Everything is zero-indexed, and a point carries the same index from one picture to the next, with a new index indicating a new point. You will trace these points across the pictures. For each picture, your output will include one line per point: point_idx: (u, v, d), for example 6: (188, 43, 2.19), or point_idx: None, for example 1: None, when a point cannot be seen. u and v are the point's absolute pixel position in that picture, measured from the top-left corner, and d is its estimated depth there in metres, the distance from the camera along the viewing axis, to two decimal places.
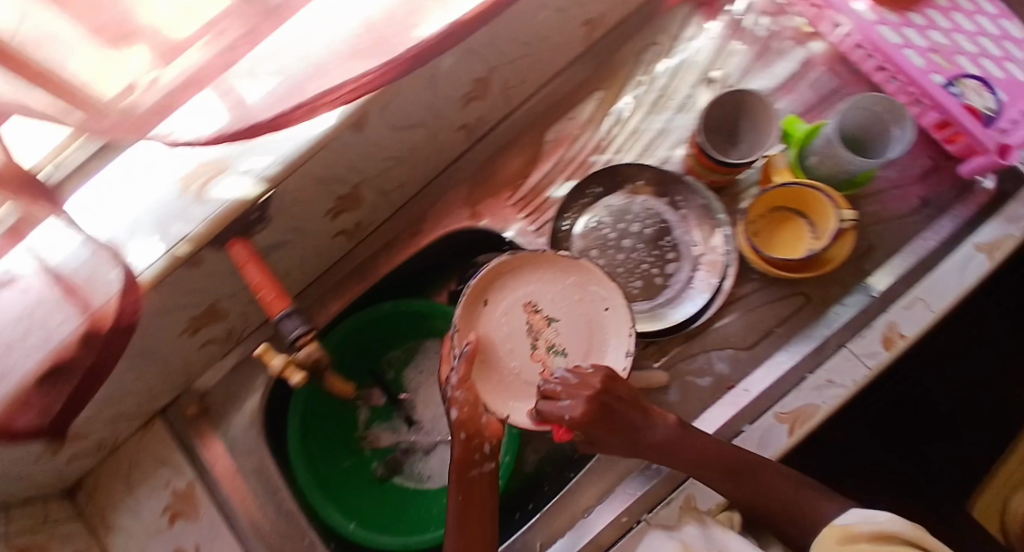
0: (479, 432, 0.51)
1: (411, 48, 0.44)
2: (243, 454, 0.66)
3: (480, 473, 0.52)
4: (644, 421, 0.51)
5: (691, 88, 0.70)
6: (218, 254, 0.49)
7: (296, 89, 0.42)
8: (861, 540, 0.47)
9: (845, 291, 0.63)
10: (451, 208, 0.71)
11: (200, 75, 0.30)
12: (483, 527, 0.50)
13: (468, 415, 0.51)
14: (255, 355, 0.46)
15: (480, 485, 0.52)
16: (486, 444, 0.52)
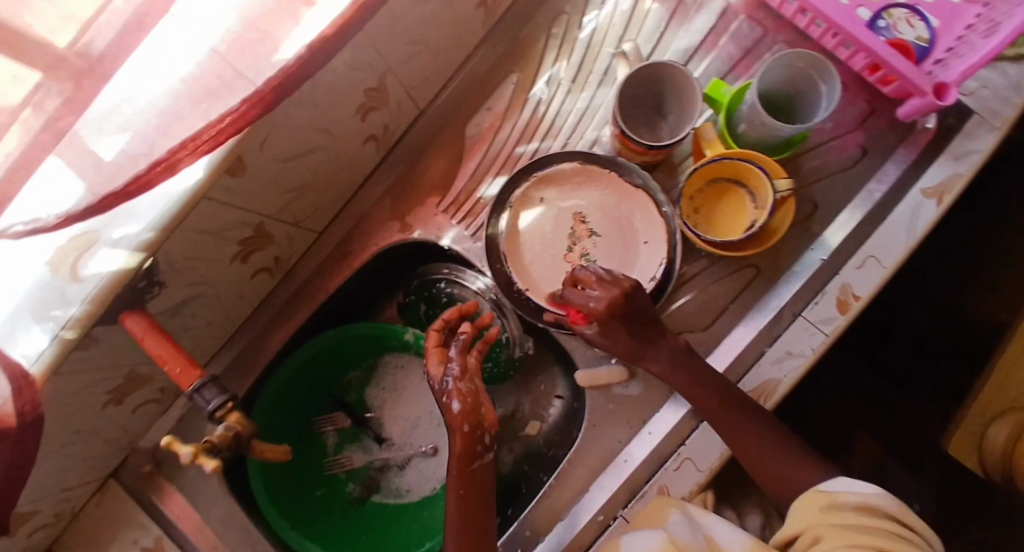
0: (482, 418, 0.52)
1: (272, 78, 0.40)
2: (206, 503, 0.65)
3: (481, 464, 0.53)
4: (654, 340, 0.56)
5: (609, 61, 0.65)
6: (114, 327, 0.46)
7: (152, 143, 0.39)
8: (844, 509, 0.46)
9: (797, 255, 0.60)
10: (379, 222, 0.67)
11: (26, 155, 0.36)
12: (484, 520, 0.52)
13: (471, 389, 0.53)
14: (163, 445, 0.43)
15: (481, 470, 0.53)
16: (485, 434, 0.52)
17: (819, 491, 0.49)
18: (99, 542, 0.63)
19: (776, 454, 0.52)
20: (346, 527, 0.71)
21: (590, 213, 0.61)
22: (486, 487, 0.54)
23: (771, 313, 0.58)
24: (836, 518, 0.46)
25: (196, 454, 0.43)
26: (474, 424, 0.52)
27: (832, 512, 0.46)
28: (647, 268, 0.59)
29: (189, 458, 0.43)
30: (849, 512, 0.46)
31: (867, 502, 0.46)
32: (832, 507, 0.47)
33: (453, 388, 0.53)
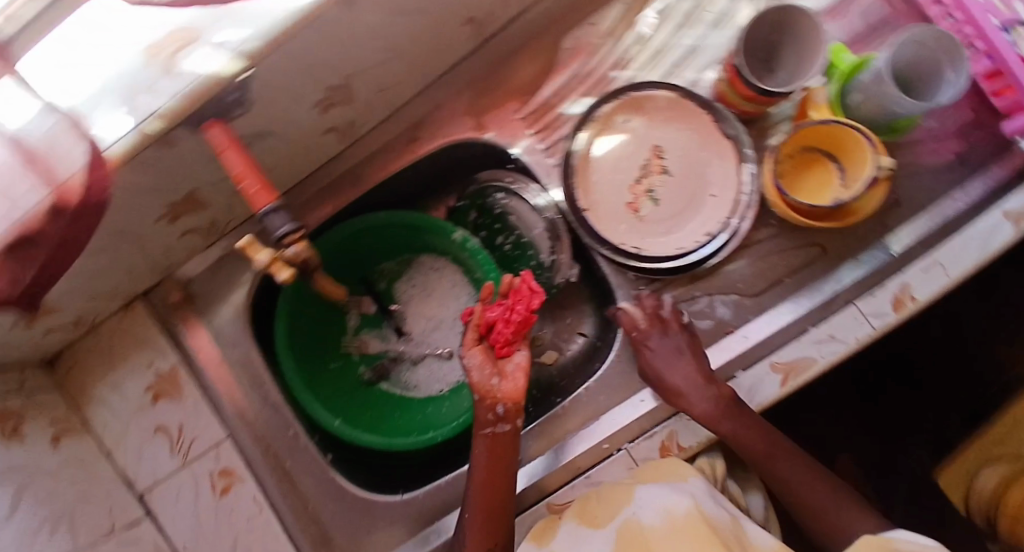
0: (491, 393, 0.59)
1: None
2: (227, 345, 0.66)
3: (494, 430, 0.58)
4: (681, 367, 0.54)
5: (728, 2, 0.60)
6: (193, 136, 0.44)
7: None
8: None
9: (863, 247, 0.59)
10: (452, 117, 0.63)
11: None
12: (505, 475, 0.57)
13: (485, 364, 0.60)
14: (239, 247, 0.44)
15: (498, 440, 0.58)
16: (496, 405, 0.59)
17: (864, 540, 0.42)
18: (115, 356, 0.64)
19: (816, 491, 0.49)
20: (354, 402, 0.73)
21: (670, 150, 0.57)
22: (512, 451, 0.58)
23: (825, 295, 0.58)
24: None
25: (274, 259, 0.44)
26: (485, 399, 0.59)
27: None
28: (715, 218, 0.56)
29: (267, 263, 0.44)
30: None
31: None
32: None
33: (471, 367, 0.60)
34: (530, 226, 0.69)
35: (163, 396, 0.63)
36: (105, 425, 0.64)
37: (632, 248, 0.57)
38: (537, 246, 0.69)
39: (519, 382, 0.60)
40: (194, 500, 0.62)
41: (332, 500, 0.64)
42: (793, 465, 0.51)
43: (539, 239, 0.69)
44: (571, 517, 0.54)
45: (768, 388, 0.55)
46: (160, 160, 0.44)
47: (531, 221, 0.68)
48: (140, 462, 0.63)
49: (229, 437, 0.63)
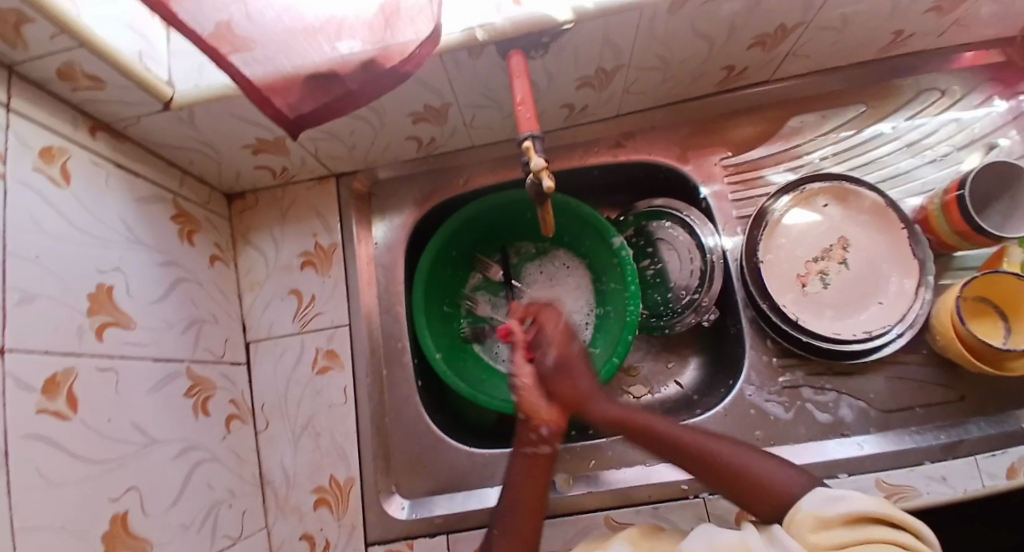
0: (534, 412, 0.55)
1: None
2: (382, 248, 0.70)
3: (535, 452, 0.53)
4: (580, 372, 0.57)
5: (957, 148, 0.64)
6: (495, 58, 0.51)
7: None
8: (833, 526, 0.38)
9: (1005, 413, 0.58)
10: (663, 141, 0.69)
11: None
12: (536, 498, 0.51)
13: (532, 384, 0.57)
14: (525, 144, 0.47)
15: (538, 461, 0.53)
16: (542, 428, 0.54)
17: (802, 509, 0.40)
18: (289, 216, 0.70)
19: (746, 467, 0.46)
20: (452, 348, 0.74)
21: (855, 245, 0.61)
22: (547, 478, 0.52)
23: (954, 438, 0.57)
24: (829, 541, 0.37)
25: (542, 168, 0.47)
26: (529, 419, 0.55)
27: (821, 533, 0.38)
28: (878, 322, 0.58)
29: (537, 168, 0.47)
30: (843, 530, 0.37)
31: (857, 513, 0.37)
32: (820, 525, 0.38)
33: (518, 385, 0.56)
34: (687, 261, 0.69)
35: (311, 265, 0.68)
36: (248, 269, 0.69)
37: (792, 314, 0.59)
38: (683, 282, 0.70)
39: (566, 406, 0.55)
40: (294, 364, 0.66)
41: (404, 424, 0.65)
42: (709, 444, 0.48)
43: (684, 278, 0.70)
44: (622, 541, 0.50)
45: (869, 499, 0.55)
46: (458, 66, 0.51)
47: (688, 258, 0.69)
48: (263, 314, 0.67)
49: (348, 325, 0.66)
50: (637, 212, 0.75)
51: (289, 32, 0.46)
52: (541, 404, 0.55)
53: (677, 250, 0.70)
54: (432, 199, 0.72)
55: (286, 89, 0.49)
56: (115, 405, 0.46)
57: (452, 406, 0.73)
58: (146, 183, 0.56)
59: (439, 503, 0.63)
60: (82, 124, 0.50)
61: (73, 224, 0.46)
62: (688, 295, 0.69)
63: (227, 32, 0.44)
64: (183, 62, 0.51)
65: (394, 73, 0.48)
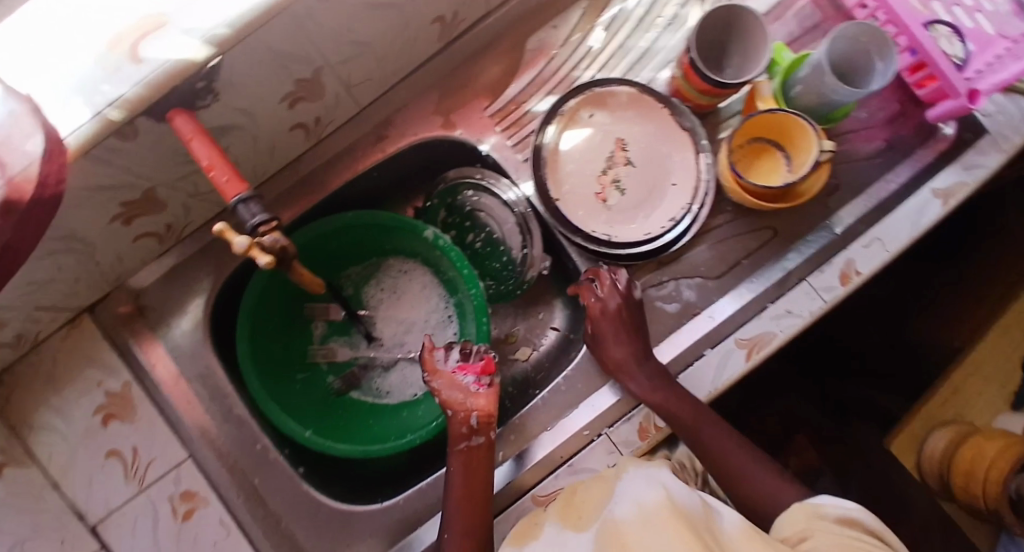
0: (461, 406, 0.57)
1: None
2: (186, 358, 0.62)
3: (468, 446, 0.55)
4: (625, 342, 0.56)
5: (680, 5, 0.64)
6: (157, 125, 0.42)
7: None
8: (824, 519, 0.40)
9: (811, 229, 0.63)
10: (420, 115, 0.64)
11: None
12: (484, 480, 0.54)
13: (453, 382, 0.59)
14: (215, 228, 0.38)
15: (475, 454, 0.55)
16: (467, 418, 0.56)
17: (809, 504, 0.43)
18: (59, 378, 0.58)
19: (753, 474, 0.50)
20: (325, 412, 0.70)
21: (632, 142, 0.60)
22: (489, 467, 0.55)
23: (780, 274, 0.61)
24: (815, 526, 0.40)
25: (251, 246, 0.39)
26: (457, 414, 0.57)
27: (812, 522, 0.41)
28: (678, 205, 0.59)
29: (244, 249, 0.39)
30: (829, 523, 0.40)
31: (847, 515, 0.40)
32: (816, 518, 0.41)
33: (439, 391, 0.59)
34: (502, 222, 0.67)
35: (115, 418, 0.58)
36: (51, 455, 0.57)
37: (603, 235, 0.59)
38: (508, 240, 0.68)
39: (492, 399, 0.58)
40: (153, 528, 0.56)
41: (303, 518, 0.60)
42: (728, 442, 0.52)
43: (506, 236, 0.68)
44: (554, 520, 0.49)
45: (735, 363, 0.57)
46: (117, 152, 0.42)
47: (503, 217, 0.67)
48: (93, 493, 0.57)
49: (188, 457, 0.58)
50: (440, 193, 0.71)
51: None
52: (473, 398, 0.58)
53: (490, 214, 0.68)
54: (221, 276, 0.63)
55: None
56: None
57: (350, 468, 0.69)
58: None
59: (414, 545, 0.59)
60: None
61: None
62: (518, 252, 0.68)
63: None
64: None
65: (42, 202, 0.37)
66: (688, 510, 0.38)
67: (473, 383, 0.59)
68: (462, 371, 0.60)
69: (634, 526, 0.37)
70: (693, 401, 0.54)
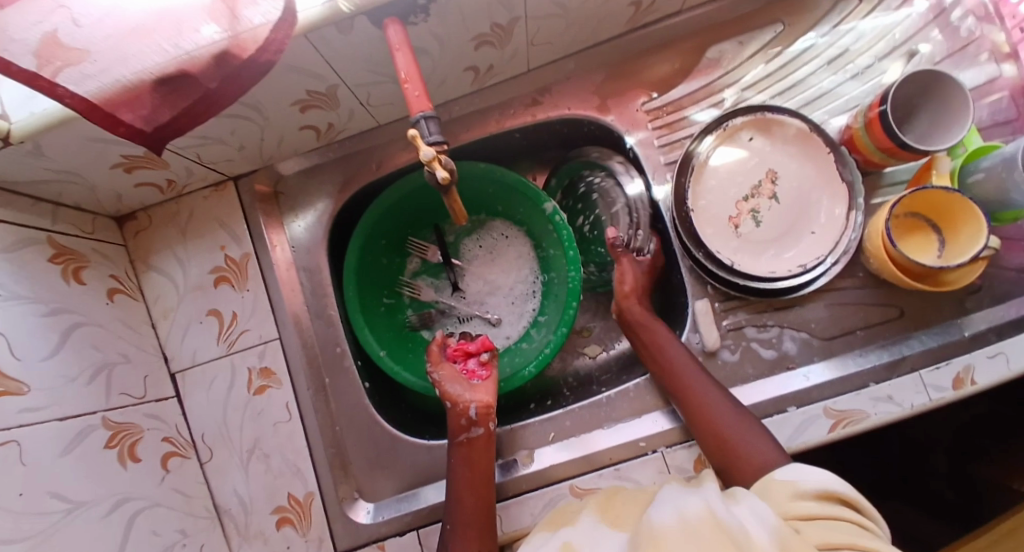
0: (459, 398, 0.58)
1: None
2: (301, 251, 0.66)
3: (468, 437, 0.56)
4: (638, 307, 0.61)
5: (878, 58, 0.62)
6: (372, 30, 0.45)
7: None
8: (805, 497, 0.39)
9: (937, 322, 0.60)
10: (581, 92, 0.65)
11: None
12: (485, 468, 0.55)
13: (454, 375, 0.60)
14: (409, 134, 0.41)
15: (474, 445, 0.56)
16: (466, 409, 0.57)
17: (777, 478, 0.42)
18: (190, 232, 0.63)
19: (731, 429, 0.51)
20: (397, 341, 0.71)
21: (783, 177, 0.59)
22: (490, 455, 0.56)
23: (895, 356, 0.58)
24: (799, 509, 0.38)
25: (435, 158, 0.42)
26: (456, 406, 0.58)
27: (793, 501, 0.39)
28: (812, 253, 0.58)
29: (431, 158, 0.41)
30: (813, 502, 0.38)
31: (828, 489, 0.39)
32: (795, 496, 0.39)
33: (440, 380, 0.60)
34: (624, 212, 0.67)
35: (225, 281, 0.63)
36: (157, 297, 0.63)
37: (727, 259, 0.58)
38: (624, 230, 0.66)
39: (490, 390, 0.60)
40: (228, 390, 0.62)
41: (357, 430, 0.63)
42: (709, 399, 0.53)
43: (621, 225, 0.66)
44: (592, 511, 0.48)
45: (818, 429, 0.56)
46: (330, 43, 0.45)
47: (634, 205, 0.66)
48: (183, 341, 0.63)
49: (277, 339, 0.62)
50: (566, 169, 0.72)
51: (117, 34, 0.41)
52: (467, 391, 0.59)
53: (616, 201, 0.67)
54: (351, 185, 0.67)
55: (134, 100, 0.42)
56: (24, 477, 0.43)
57: (404, 398, 0.71)
58: (7, 227, 0.50)
59: (429, 492, 0.61)
60: None
61: None
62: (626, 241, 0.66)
63: (55, 46, 0.39)
64: (12, 91, 0.44)
65: (252, 64, 0.42)
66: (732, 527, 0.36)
67: (473, 376, 0.61)
68: (461, 360, 0.62)
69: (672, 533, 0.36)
70: (695, 374, 0.55)
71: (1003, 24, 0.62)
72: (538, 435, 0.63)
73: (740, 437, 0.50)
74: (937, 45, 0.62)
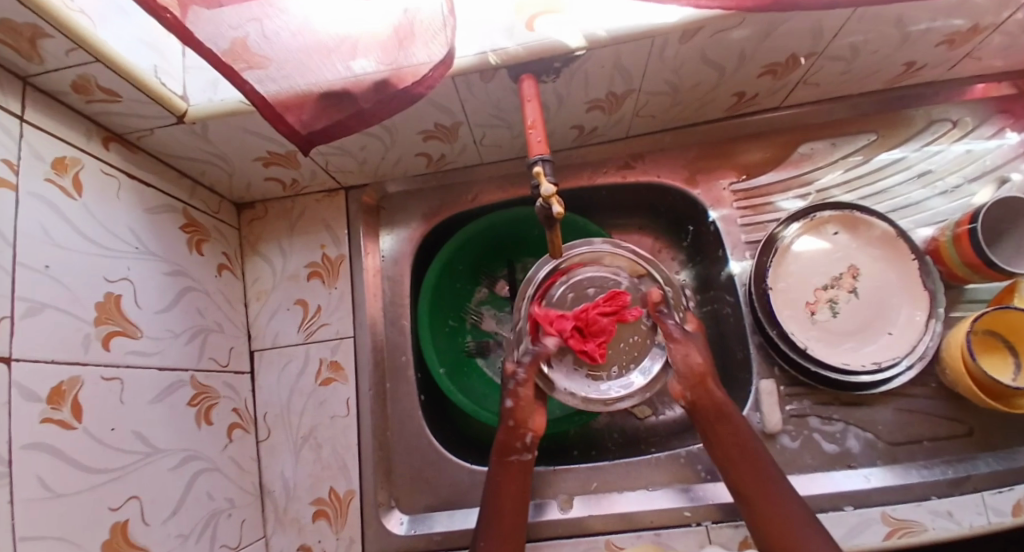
0: (524, 422, 0.57)
1: None
2: (390, 262, 0.71)
3: (518, 460, 0.56)
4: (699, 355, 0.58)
5: (968, 180, 0.64)
6: (508, 81, 0.51)
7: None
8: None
9: (1008, 448, 0.58)
10: (673, 164, 0.69)
11: None
12: (519, 504, 0.54)
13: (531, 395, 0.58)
14: (535, 169, 0.47)
15: (518, 471, 0.56)
16: (525, 435, 0.57)
17: None
18: (297, 227, 0.70)
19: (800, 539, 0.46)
20: (454, 363, 0.74)
21: (864, 274, 0.61)
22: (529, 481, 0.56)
23: (961, 474, 0.56)
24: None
25: (553, 195, 0.46)
26: (517, 427, 0.57)
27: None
28: (886, 353, 0.58)
29: (548, 195, 0.46)
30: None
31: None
32: None
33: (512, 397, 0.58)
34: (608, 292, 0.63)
35: (318, 276, 0.68)
36: (255, 279, 0.69)
37: (801, 343, 0.59)
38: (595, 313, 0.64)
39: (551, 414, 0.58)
40: (298, 376, 0.66)
41: (405, 440, 0.65)
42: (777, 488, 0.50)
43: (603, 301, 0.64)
44: None
45: (872, 534, 0.55)
46: (469, 88, 0.52)
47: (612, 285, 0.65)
48: (269, 324, 0.68)
49: (352, 337, 0.66)
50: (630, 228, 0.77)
51: (303, 49, 0.46)
52: (534, 412, 0.58)
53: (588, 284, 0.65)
54: (443, 211, 0.73)
55: (299, 106, 0.49)
56: (119, 414, 0.47)
57: (451, 420, 0.73)
58: (156, 193, 0.57)
59: (440, 518, 0.62)
60: (94, 135, 0.51)
61: (85, 234, 0.47)
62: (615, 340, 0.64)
63: (243, 49, 0.44)
64: (198, 78, 0.52)
65: (404, 94, 0.48)
66: None
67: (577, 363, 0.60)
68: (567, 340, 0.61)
69: None
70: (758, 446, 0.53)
71: None
72: (579, 482, 0.63)
73: (816, 529, 0.47)
74: None
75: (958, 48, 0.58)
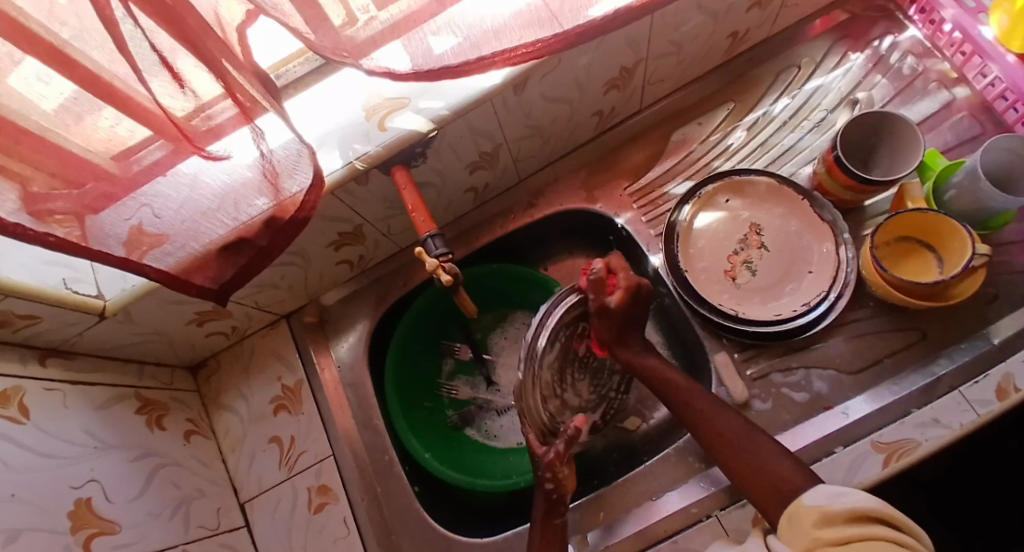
0: (563, 484, 0.55)
1: (579, 26, 0.48)
2: (348, 368, 0.73)
3: (559, 523, 0.54)
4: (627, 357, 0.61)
5: (829, 111, 0.70)
6: (383, 177, 0.56)
7: (475, 47, 0.46)
8: (836, 521, 0.37)
9: (962, 336, 0.59)
10: (570, 189, 0.73)
11: (400, 24, 0.43)
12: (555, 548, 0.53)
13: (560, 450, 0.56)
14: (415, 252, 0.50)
15: (552, 525, 0.54)
16: (565, 498, 0.55)
17: (805, 505, 0.39)
18: (252, 369, 0.72)
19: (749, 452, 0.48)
20: (441, 441, 0.74)
21: (766, 228, 0.65)
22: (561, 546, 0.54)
23: (929, 379, 0.57)
24: (830, 537, 0.36)
25: (438, 266, 0.51)
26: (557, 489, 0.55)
27: (825, 529, 0.37)
28: (813, 291, 0.61)
29: (434, 266, 0.51)
30: (845, 526, 0.36)
31: (859, 509, 0.36)
32: (823, 521, 0.37)
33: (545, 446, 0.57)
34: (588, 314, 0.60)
35: (284, 408, 0.70)
36: (225, 432, 0.70)
37: (729, 309, 0.62)
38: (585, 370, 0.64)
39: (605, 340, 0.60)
40: (291, 512, 0.65)
41: (413, 536, 0.65)
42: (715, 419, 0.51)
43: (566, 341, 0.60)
44: None
45: (870, 467, 0.52)
46: (351, 194, 0.56)
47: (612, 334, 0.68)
48: (250, 470, 0.68)
49: (331, 455, 0.67)
50: (562, 257, 0.80)
51: (189, 218, 0.49)
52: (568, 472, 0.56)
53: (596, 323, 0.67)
54: (383, 302, 0.76)
55: (204, 266, 0.53)
56: None
57: (454, 501, 0.73)
58: (103, 387, 0.59)
59: None
60: (30, 356, 0.54)
61: (41, 452, 0.49)
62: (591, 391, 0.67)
63: (140, 235, 0.47)
64: (108, 274, 0.55)
65: (292, 221, 0.52)
66: (846, 517, 0.36)
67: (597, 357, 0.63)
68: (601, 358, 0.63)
69: (819, 532, 0.37)
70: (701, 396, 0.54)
71: (944, 54, 0.69)
72: (587, 517, 0.63)
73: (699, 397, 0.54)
74: (881, 87, 0.70)
75: (767, 8, 0.65)
